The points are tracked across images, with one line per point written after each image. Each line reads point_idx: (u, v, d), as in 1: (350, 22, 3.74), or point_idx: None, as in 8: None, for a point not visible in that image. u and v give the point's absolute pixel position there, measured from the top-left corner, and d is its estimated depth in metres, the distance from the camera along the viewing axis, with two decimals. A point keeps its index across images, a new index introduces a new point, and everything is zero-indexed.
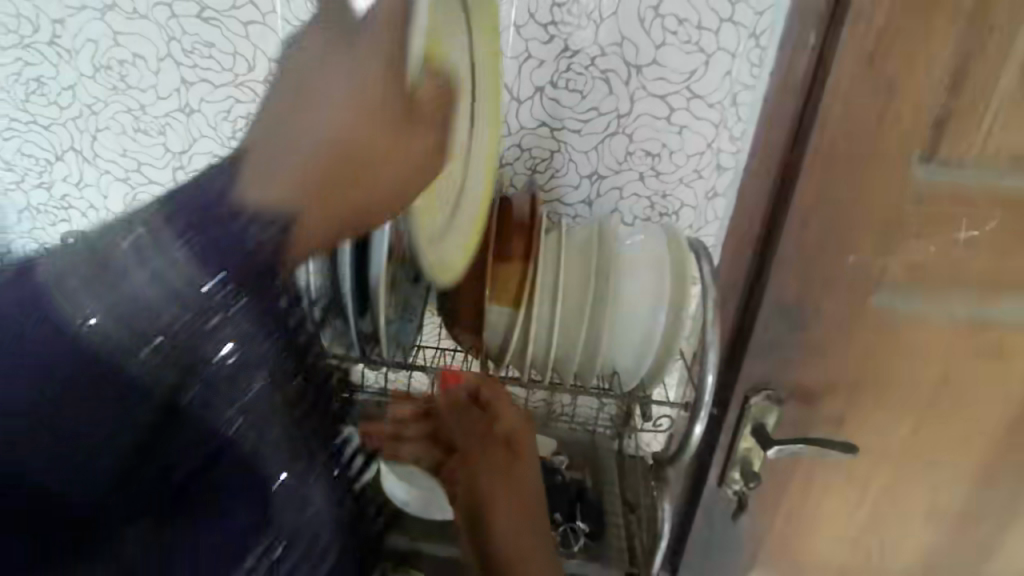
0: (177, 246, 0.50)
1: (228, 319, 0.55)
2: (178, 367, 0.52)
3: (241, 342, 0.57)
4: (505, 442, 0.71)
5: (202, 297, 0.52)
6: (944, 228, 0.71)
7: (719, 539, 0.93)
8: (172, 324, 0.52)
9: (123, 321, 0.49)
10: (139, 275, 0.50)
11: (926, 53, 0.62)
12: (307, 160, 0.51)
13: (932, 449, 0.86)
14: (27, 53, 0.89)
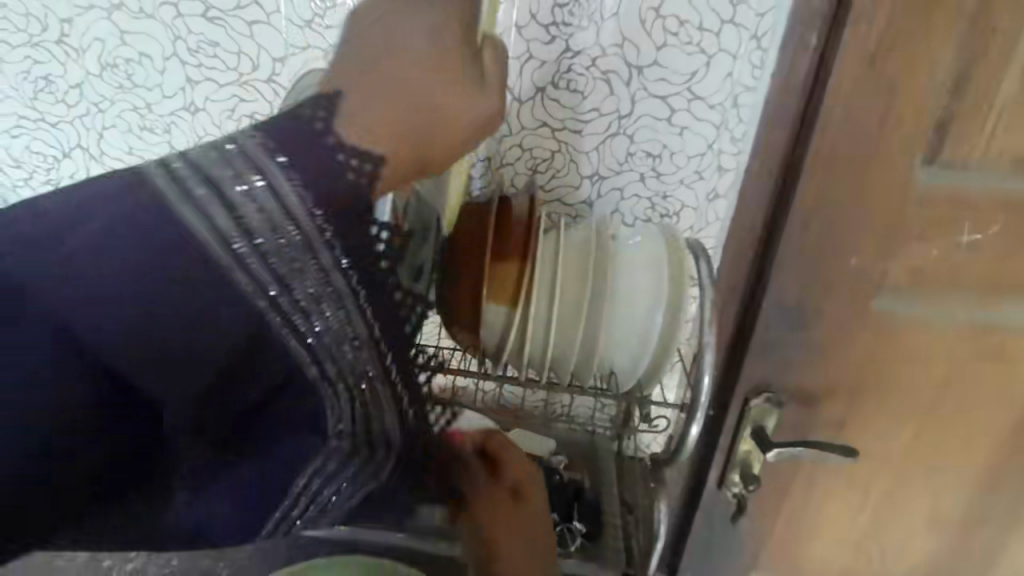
0: (281, 173, 0.44)
1: (328, 266, 0.48)
2: (268, 305, 0.46)
3: (339, 289, 0.49)
4: (514, 491, 0.70)
5: (300, 232, 0.46)
6: (947, 232, 0.70)
7: (719, 540, 0.92)
8: (272, 253, 0.46)
9: (219, 247, 0.44)
10: (252, 192, 0.44)
11: (927, 55, 0.62)
12: (394, 92, 0.49)
13: (934, 454, 0.85)
14: (35, 51, 0.89)
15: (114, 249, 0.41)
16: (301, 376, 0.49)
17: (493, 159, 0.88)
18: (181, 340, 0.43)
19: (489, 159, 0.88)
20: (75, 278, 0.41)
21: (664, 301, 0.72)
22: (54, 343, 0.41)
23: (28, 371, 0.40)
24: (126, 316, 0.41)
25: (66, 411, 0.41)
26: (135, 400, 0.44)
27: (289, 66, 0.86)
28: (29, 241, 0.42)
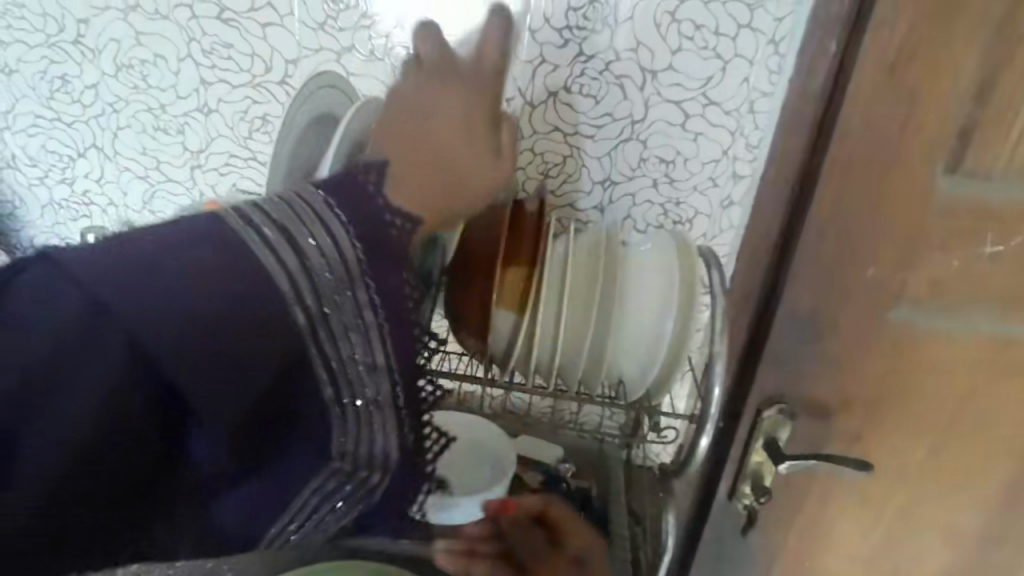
0: (339, 224, 0.46)
1: (364, 304, 0.48)
2: (311, 338, 0.46)
3: (371, 330, 0.49)
4: (575, 562, 0.75)
5: (344, 265, 0.46)
6: (968, 243, 0.68)
7: (730, 551, 0.91)
8: (321, 289, 0.46)
9: (282, 279, 0.44)
10: (314, 233, 0.46)
11: (950, 62, 0.60)
12: (428, 148, 0.55)
13: (953, 469, 0.82)
14: (53, 51, 0.91)
15: (189, 273, 0.41)
16: (322, 402, 0.48)
17: None
18: (239, 362, 0.43)
19: None
20: (150, 296, 0.39)
21: (675, 307, 0.71)
22: (118, 358, 0.39)
23: (86, 385, 0.38)
24: (193, 339, 0.41)
25: (113, 423, 0.39)
26: (181, 417, 0.43)
27: (302, 68, 0.86)
28: (118, 270, 0.39)
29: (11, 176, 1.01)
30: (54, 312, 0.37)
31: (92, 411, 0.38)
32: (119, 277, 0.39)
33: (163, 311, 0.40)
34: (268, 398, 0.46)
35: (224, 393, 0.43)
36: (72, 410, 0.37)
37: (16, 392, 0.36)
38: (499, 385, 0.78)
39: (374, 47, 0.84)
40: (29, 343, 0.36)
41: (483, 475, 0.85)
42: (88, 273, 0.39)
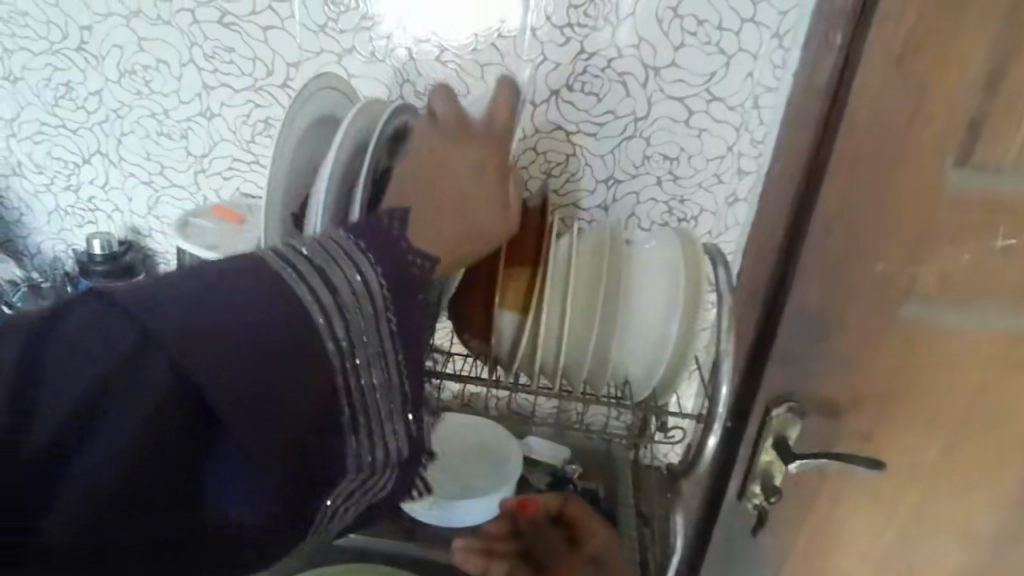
0: (369, 263, 0.48)
1: (388, 338, 0.50)
2: (338, 368, 0.47)
3: (392, 361, 0.50)
4: (593, 562, 0.73)
5: (372, 303, 0.48)
6: (979, 236, 0.66)
7: (740, 552, 0.89)
8: (351, 322, 0.47)
9: (317, 315, 0.46)
10: (347, 271, 0.47)
11: (958, 53, 0.59)
12: (445, 189, 0.54)
13: (967, 467, 0.81)
14: (56, 58, 0.91)
15: (232, 304, 0.43)
16: (342, 429, 0.49)
17: None
18: (274, 390, 0.44)
19: None
20: (194, 326, 0.42)
21: (680, 305, 0.70)
22: (162, 383, 0.41)
23: (138, 403, 0.40)
24: (232, 367, 0.43)
25: (154, 446, 0.42)
26: (216, 442, 0.44)
27: (303, 71, 0.86)
28: (165, 309, 0.41)
29: (18, 182, 1.02)
30: (103, 339, 0.40)
31: (134, 433, 0.40)
32: (165, 306, 0.42)
33: (206, 340, 0.42)
34: (300, 429, 0.46)
35: (257, 419, 0.44)
36: (118, 431, 0.40)
37: (70, 412, 0.39)
38: (503, 387, 0.78)
39: (375, 48, 0.83)
40: (79, 367, 0.39)
41: (489, 475, 0.85)
42: (137, 302, 0.41)
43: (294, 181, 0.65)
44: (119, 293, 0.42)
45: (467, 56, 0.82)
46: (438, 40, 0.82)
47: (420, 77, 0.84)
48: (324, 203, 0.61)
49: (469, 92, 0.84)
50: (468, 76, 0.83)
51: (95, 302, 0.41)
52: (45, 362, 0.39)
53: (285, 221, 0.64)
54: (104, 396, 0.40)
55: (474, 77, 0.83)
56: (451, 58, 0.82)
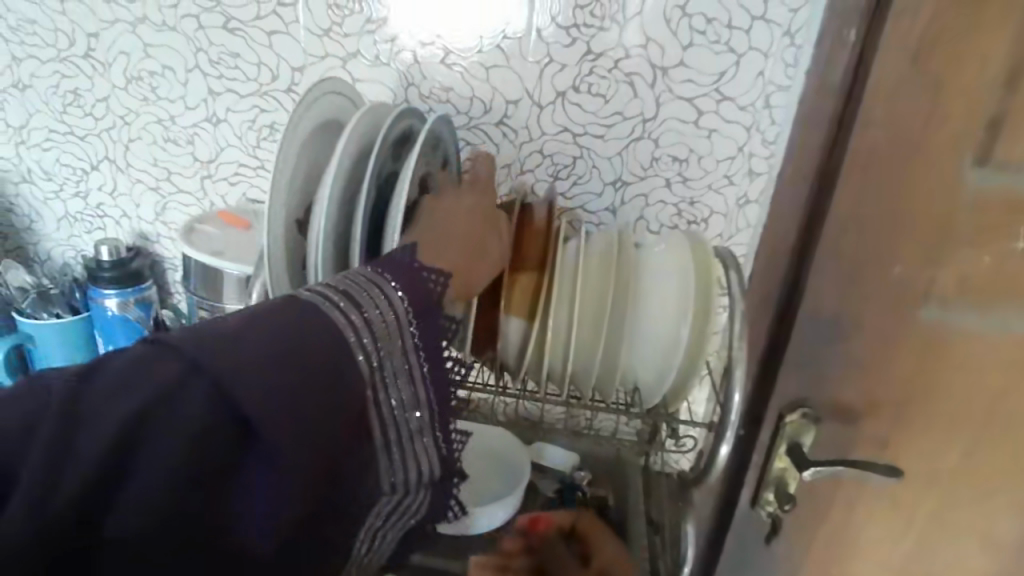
0: (390, 285, 0.51)
1: (410, 351, 0.52)
2: (369, 382, 0.49)
3: (416, 374, 0.52)
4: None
5: (396, 321, 0.50)
6: (1001, 238, 0.64)
7: (753, 561, 0.87)
8: (380, 340, 0.49)
9: (348, 332, 0.47)
10: (375, 297, 0.49)
11: (975, 53, 0.57)
12: (450, 222, 0.59)
13: (989, 475, 0.78)
14: (64, 66, 0.91)
15: (264, 336, 0.43)
16: (372, 448, 0.52)
17: (512, 166, 0.86)
18: (314, 412, 0.44)
19: (508, 166, 0.86)
20: (233, 357, 0.41)
21: (694, 300, 0.69)
22: (205, 409, 0.40)
23: (180, 428, 0.40)
24: (274, 390, 0.42)
25: (198, 467, 0.41)
26: (257, 466, 0.43)
27: (308, 76, 0.86)
28: (205, 340, 0.41)
29: (27, 189, 1.02)
30: (145, 376, 0.40)
31: (178, 456, 0.40)
32: (209, 340, 0.41)
33: (250, 365, 0.42)
34: (338, 448, 0.47)
35: (300, 441, 0.44)
36: (162, 455, 0.39)
37: (112, 446, 0.38)
38: (510, 394, 0.77)
39: (380, 52, 0.83)
40: (116, 408, 0.38)
41: (503, 482, 0.85)
42: (180, 339, 0.41)
43: (299, 185, 0.65)
44: (162, 334, 0.42)
45: (471, 59, 0.81)
46: (443, 43, 0.81)
47: (425, 80, 0.83)
48: (325, 205, 0.60)
49: (474, 95, 0.83)
50: (473, 78, 0.82)
51: (140, 345, 0.41)
52: (82, 403, 0.38)
53: (289, 226, 0.64)
54: (142, 429, 0.39)
55: (479, 79, 0.82)
56: (456, 61, 0.82)
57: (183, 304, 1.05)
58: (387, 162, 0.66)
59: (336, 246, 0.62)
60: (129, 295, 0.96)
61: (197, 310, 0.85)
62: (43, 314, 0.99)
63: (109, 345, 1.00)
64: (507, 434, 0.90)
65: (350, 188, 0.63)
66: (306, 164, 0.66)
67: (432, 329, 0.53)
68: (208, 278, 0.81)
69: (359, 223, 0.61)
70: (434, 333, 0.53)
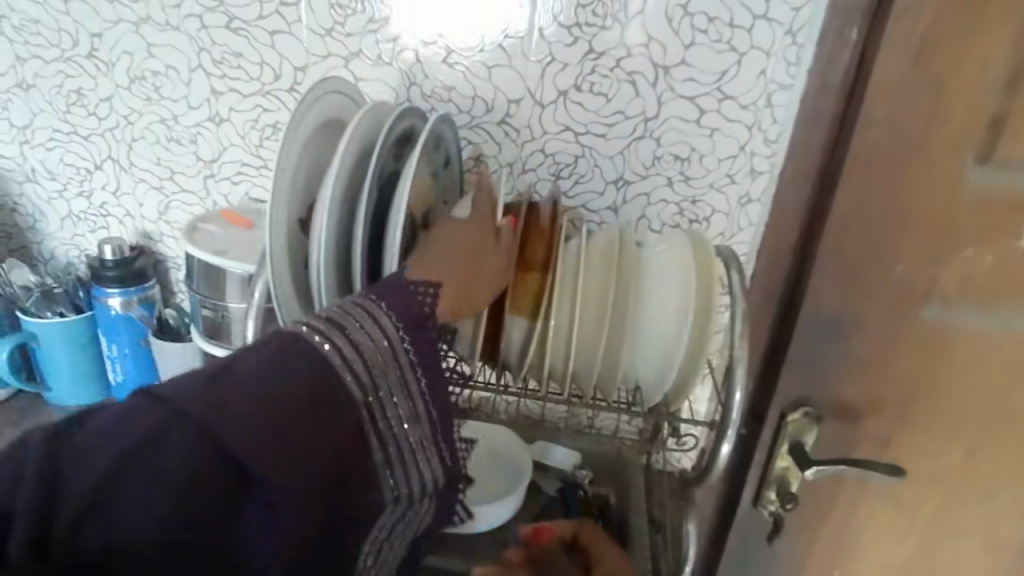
0: (378, 307, 0.53)
1: (406, 367, 0.54)
2: (363, 403, 0.50)
3: (412, 389, 0.54)
4: None
5: (387, 341, 0.52)
6: (1004, 237, 0.64)
7: (755, 560, 0.87)
8: (371, 361, 0.51)
9: (336, 358, 0.48)
10: (362, 321, 0.51)
11: (976, 52, 0.57)
12: (450, 242, 0.60)
13: (991, 475, 0.78)
14: (68, 65, 0.92)
15: (248, 375, 0.44)
16: (373, 462, 0.52)
17: (514, 166, 0.86)
18: (305, 444, 0.45)
19: (510, 166, 0.86)
20: (218, 399, 0.43)
21: (695, 298, 0.69)
22: (191, 454, 0.41)
23: (168, 472, 0.40)
24: (261, 428, 0.43)
25: (190, 514, 0.41)
26: (253, 506, 0.44)
27: (310, 75, 0.86)
28: (189, 386, 0.42)
29: (31, 189, 1.02)
30: (126, 431, 0.40)
31: (166, 507, 0.39)
32: (196, 386, 0.43)
33: (237, 405, 0.43)
34: (335, 473, 0.48)
35: (295, 475, 0.45)
36: (150, 505, 0.39)
37: (98, 497, 0.38)
38: (511, 392, 0.76)
39: (382, 51, 0.83)
40: (100, 461, 0.38)
41: (504, 481, 0.85)
42: (168, 389, 0.42)
43: (301, 185, 0.65)
44: (152, 385, 0.43)
45: (474, 58, 0.81)
46: (445, 43, 0.81)
47: (428, 79, 0.83)
48: (327, 204, 0.60)
49: (476, 94, 0.83)
50: (475, 78, 0.82)
51: (129, 400, 0.41)
52: (66, 459, 0.38)
53: (292, 225, 0.64)
54: (129, 479, 0.39)
55: (481, 78, 0.82)
56: (457, 60, 0.82)
57: (187, 304, 1.05)
58: (389, 161, 0.66)
59: (338, 245, 0.62)
60: (132, 294, 0.97)
61: (199, 310, 0.85)
62: (47, 314, 0.98)
63: (112, 345, 1.00)
64: (510, 434, 0.90)
65: (351, 188, 0.63)
66: (308, 163, 0.66)
67: (427, 342, 0.55)
68: (212, 278, 0.81)
69: (361, 223, 0.61)
70: (431, 345, 0.55)
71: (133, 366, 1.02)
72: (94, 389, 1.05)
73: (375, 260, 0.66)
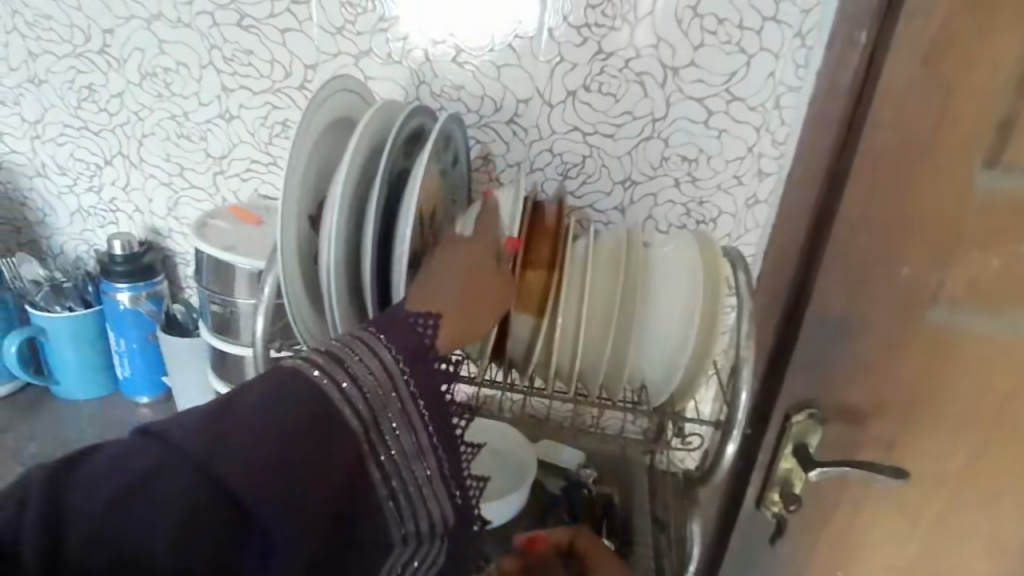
0: (379, 341, 0.53)
1: (407, 399, 0.54)
2: (364, 436, 0.50)
3: (415, 422, 0.54)
4: None
5: (386, 371, 0.53)
6: (1010, 241, 0.64)
7: (758, 560, 0.88)
8: (370, 394, 0.51)
9: (333, 390, 0.49)
10: (361, 354, 0.52)
11: (986, 54, 0.57)
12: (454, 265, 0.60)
13: (994, 479, 0.78)
14: (80, 61, 0.93)
15: (246, 409, 0.45)
16: (378, 497, 0.52)
17: (522, 165, 0.87)
18: (303, 477, 0.45)
19: (518, 165, 0.87)
20: (216, 432, 0.43)
21: (703, 295, 0.69)
22: (190, 487, 0.41)
23: (168, 501, 0.40)
24: (258, 459, 0.43)
25: (190, 547, 0.40)
26: (253, 540, 0.43)
27: (320, 73, 0.87)
28: (189, 420, 0.43)
29: (41, 183, 1.03)
30: (126, 464, 0.41)
31: (167, 538, 0.40)
32: (198, 420, 0.43)
33: (236, 438, 0.43)
34: (334, 504, 0.47)
35: (294, 506, 0.45)
36: (152, 536, 0.40)
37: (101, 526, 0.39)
38: (517, 390, 0.77)
39: (392, 50, 0.83)
40: (102, 492, 0.39)
41: (506, 479, 0.85)
42: (169, 426, 0.43)
43: (312, 182, 0.66)
44: (157, 421, 0.44)
45: (483, 57, 0.82)
46: (455, 42, 0.82)
47: (437, 78, 0.84)
48: (338, 201, 0.61)
49: (484, 93, 0.84)
50: (484, 77, 0.83)
51: (132, 437, 0.42)
52: (71, 490, 0.39)
53: (302, 222, 0.65)
54: (131, 509, 0.39)
55: (490, 78, 0.83)
56: (467, 59, 0.82)
57: (195, 299, 1.05)
58: (399, 158, 0.67)
59: (347, 241, 0.63)
60: (141, 290, 0.98)
61: (208, 305, 0.85)
62: (55, 307, 0.99)
63: (120, 339, 1.01)
64: (515, 432, 0.91)
65: (362, 184, 0.64)
66: (319, 160, 0.67)
67: (427, 368, 0.55)
68: (221, 274, 0.81)
69: (371, 219, 0.61)
70: (432, 368, 0.55)
71: (141, 361, 1.02)
72: (101, 382, 1.06)
73: (384, 259, 0.66)
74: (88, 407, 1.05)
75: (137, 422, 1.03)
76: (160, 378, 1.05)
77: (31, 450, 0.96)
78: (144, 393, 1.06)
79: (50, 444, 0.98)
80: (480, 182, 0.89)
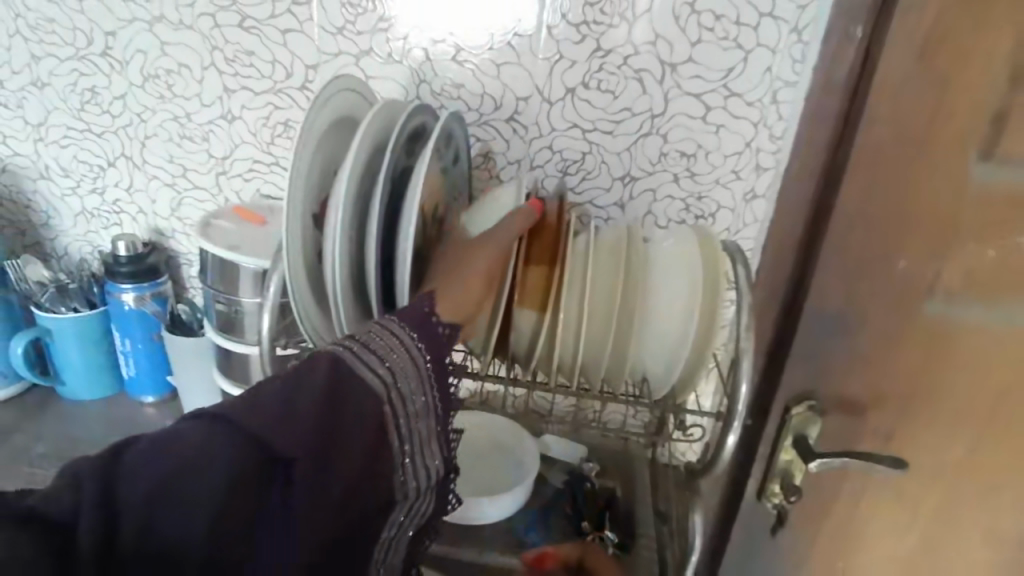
0: (396, 324, 0.54)
1: (421, 363, 0.54)
2: (385, 398, 0.52)
3: (427, 384, 0.55)
4: None
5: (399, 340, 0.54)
6: (1005, 232, 0.65)
7: (759, 550, 0.89)
8: (386, 358, 0.52)
9: (357, 363, 0.51)
10: (380, 333, 0.53)
11: (980, 50, 0.58)
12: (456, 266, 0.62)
13: (991, 468, 0.79)
14: (82, 64, 0.93)
15: (273, 393, 0.47)
16: (390, 462, 0.53)
17: (522, 162, 0.87)
18: (330, 453, 0.48)
19: (518, 162, 0.88)
20: (247, 418, 0.45)
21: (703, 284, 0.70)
22: (230, 467, 0.44)
23: (209, 484, 0.43)
24: (287, 440, 0.46)
25: (223, 539, 0.44)
26: (272, 517, 0.47)
27: (321, 74, 0.87)
28: (223, 408, 0.46)
29: (45, 186, 1.04)
30: (168, 455, 0.43)
31: (203, 531, 0.43)
32: (231, 408, 0.46)
33: (264, 425, 0.46)
34: (359, 475, 0.51)
35: (319, 478, 0.48)
36: (194, 519, 0.43)
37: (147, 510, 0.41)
38: (521, 384, 0.77)
39: (393, 49, 0.84)
40: (147, 484, 0.41)
41: (506, 476, 0.86)
42: (207, 412, 0.45)
43: (316, 181, 0.66)
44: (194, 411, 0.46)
45: (483, 56, 0.83)
46: (454, 41, 0.82)
47: (437, 77, 0.84)
48: (342, 200, 0.61)
49: (485, 92, 0.84)
50: (483, 75, 0.84)
51: (172, 424, 0.45)
52: (121, 480, 0.41)
53: (307, 221, 0.65)
54: (172, 498, 0.42)
55: (490, 76, 0.83)
56: (467, 58, 0.83)
57: (199, 299, 1.06)
58: (401, 156, 0.67)
59: (351, 240, 0.64)
60: (146, 290, 0.98)
61: (212, 304, 0.86)
62: (61, 308, 1.00)
63: (125, 339, 1.01)
64: (516, 427, 0.92)
65: (365, 182, 0.65)
66: (322, 160, 0.67)
67: (432, 338, 0.56)
68: (225, 273, 0.82)
69: (376, 215, 0.62)
70: (438, 338, 0.56)
71: (146, 361, 1.03)
72: (107, 382, 1.07)
73: (388, 258, 0.67)
74: (95, 408, 1.06)
75: (143, 422, 1.05)
76: (165, 377, 1.06)
77: (39, 450, 0.97)
78: (150, 392, 1.06)
79: (60, 443, 0.99)
80: (480, 178, 0.89)
